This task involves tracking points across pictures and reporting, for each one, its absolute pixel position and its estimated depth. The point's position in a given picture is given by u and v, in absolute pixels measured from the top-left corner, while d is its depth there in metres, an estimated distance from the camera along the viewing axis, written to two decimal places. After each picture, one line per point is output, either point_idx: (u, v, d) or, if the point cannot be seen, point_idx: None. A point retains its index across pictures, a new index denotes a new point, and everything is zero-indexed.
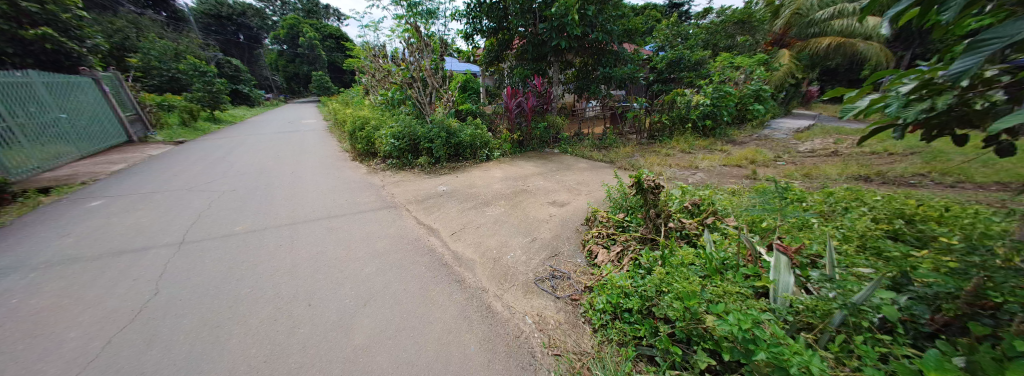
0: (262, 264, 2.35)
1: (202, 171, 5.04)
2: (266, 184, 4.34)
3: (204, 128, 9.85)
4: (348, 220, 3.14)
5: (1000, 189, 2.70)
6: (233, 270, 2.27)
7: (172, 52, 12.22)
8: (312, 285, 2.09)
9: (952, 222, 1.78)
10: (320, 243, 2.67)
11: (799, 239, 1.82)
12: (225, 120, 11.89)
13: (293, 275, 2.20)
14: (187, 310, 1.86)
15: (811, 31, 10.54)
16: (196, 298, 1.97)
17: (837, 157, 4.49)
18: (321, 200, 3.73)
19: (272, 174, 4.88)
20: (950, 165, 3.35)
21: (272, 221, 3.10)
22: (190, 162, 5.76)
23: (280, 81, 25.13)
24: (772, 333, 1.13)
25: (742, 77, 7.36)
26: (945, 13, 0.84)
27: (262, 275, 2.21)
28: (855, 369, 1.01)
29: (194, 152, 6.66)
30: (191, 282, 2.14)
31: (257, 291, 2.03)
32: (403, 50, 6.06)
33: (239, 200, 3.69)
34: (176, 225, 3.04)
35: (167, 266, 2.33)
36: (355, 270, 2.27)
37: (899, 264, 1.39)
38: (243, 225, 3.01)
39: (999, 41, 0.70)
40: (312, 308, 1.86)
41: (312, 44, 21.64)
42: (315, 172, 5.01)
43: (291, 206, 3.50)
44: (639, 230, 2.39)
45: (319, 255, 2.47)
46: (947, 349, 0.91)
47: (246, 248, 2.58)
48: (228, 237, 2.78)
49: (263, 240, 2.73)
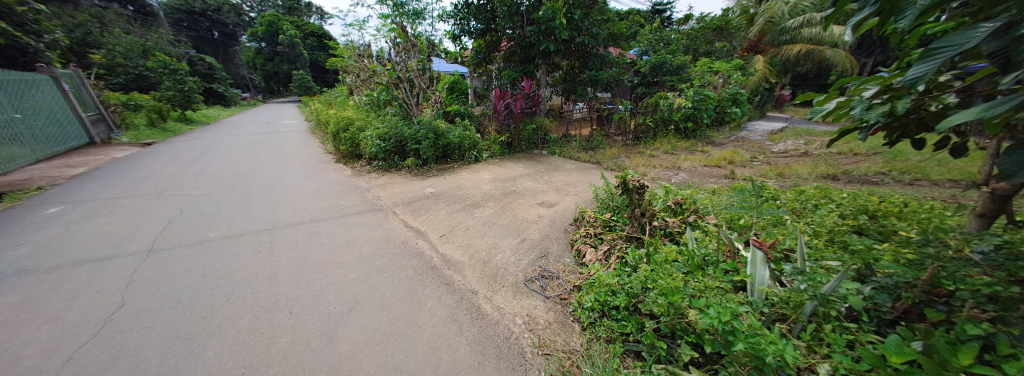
0: (236, 272, 2.26)
1: (172, 174, 4.81)
2: (244, 187, 4.19)
3: (175, 129, 9.39)
4: (332, 224, 3.07)
5: (952, 186, 2.93)
6: (206, 278, 2.19)
7: (141, 49, 11.62)
8: (294, 292, 2.03)
9: (909, 217, 1.93)
10: (302, 248, 2.61)
11: (774, 235, 1.91)
12: (199, 121, 11.38)
13: (272, 282, 2.14)
14: (157, 322, 1.78)
15: (783, 38, 11.23)
16: (167, 309, 1.88)
17: (808, 157, 4.74)
18: (302, 203, 3.63)
19: (250, 177, 4.71)
20: (909, 164, 3.60)
21: (250, 226, 3.01)
22: (160, 164, 5.50)
23: (258, 80, 24.29)
24: (750, 324, 1.18)
25: (721, 81, 7.70)
26: (902, 21, 0.86)
27: (239, 283, 2.14)
28: (826, 355, 1.09)
29: (162, 154, 6.32)
30: (160, 293, 2.03)
31: (234, 300, 1.97)
32: (390, 50, 5.99)
33: (214, 205, 3.55)
34: (144, 232, 2.89)
35: (134, 276, 2.22)
36: (340, 276, 2.21)
37: (863, 256, 1.49)
38: (218, 231, 2.90)
39: (951, 48, 0.73)
40: (292, 316, 1.81)
41: (293, 42, 20.69)
42: (296, 174, 4.87)
43: (270, 211, 3.39)
44: (626, 229, 2.44)
45: (300, 261, 2.40)
46: (906, 334, 0.99)
47: (221, 255, 2.49)
48: (202, 244, 2.67)
49: (240, 246, 2.64)
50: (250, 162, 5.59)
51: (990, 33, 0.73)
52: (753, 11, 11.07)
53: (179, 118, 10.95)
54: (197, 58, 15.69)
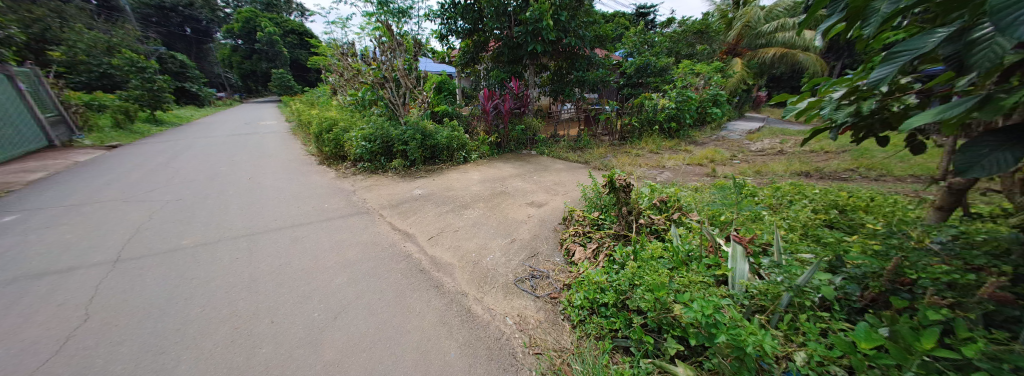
0: (212, 281, 2.17)
1: (140, 179, 4.58)
2: (219, 192, 4.03)
3: (143, 131, 8.90)
4: (315, 229, 3.00)
5: (914, 181, 3.13)
6: (179, 288, 2.10)
7: (105, 46, 10.98)
8: (275, 300, 1.97)
9: (875, 211, 2.05)
10: (284, 253, 2.54)
11: (752, 230, 1.99)
12: (170, 121, 10.84)
13: (252, 290, 2.07)
14: (126, 336, 1.69)
15: (759, 42, 11.63)
16: (137, 322, 1.79)
17: (783, 155, 4.96)
18: (283, 207, 3.52)
19: (227, 180, 4.53)
20: (874, 161, 3.82)
21: (227, 232, 2.89)
22: (128, 168, 5.22)
23: (234, 78, 23.31)
24: (731, 316, 1.23)
25: (702, 83, 7.97)
26: (866, 28, 0.90)
27: (216, 292, 2.06)
28: (802, 344, 1.14)
29: (130, 158, 6.00)
30: (129, 305, 1.93)
31: (211, 310, 1.89)
32: (375, 49, 5.89)
33: (188, 211, 3.41)
34: (110, 240, 2.74)
35: (100, 288, 2.10)
36: (324, 282, 2.16)
37: (834, 248, 1.58)
38: (192, 238, 2.78)
39: (910, 52, 0.77)
40: (273, 325, 1.76)
41: (272, 39, 19.97)
42: (277, 177, 4.72)
43: (248, 216, 3.27)
44: (613, 227, 2.48)
45: (281, 268, 2.33)
46: (874, 321, 1.05)
47: (196, 264, 2.38)
48: (174, 252, 2.55)
49: (216, 253, 2.54)
50: (226, 165, 5.37)
51: (943, 39, 0.78)
52: (731, 15, 11.48)
53: (148, 118, 10.39)
54: (167, 55, 14.95)
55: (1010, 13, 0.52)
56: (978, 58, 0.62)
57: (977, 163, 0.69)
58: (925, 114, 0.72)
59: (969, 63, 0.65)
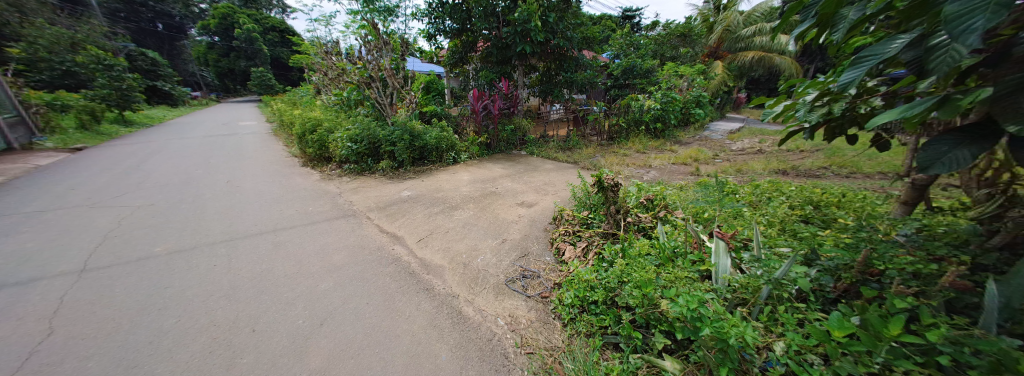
0: (188, 290, 2.08)
1: (108, 183, 4.34)
2: (196, 196, 3.88)
3: (111, 132, 8.45)
4: (299, 233, 2.93)
5: (881, 177, 3.31)
6: (152, 298, 2.00)
7: (69, 42, 10.37)
8: (257, 308, 1.92)
9: (846, 206, 2.15)
10: (265, 259, 2.47)
11: (734, 226, 2.07)
12: (140, 122, 10.33)
13: (232, 299, 2.00)
14: (94, 349, 1.60)
15: (738, 46, 12.03)
16: (107, 335, 1.70)
17: (762, 154, 5.16)
18: (264, 211, 3.42)
19: (203, 184, 4.36)
20: (845, 159, 4.02)
21: (204, 239, 2.79)
22: (94, 172, 4.94)
23: (211, 77, 22.41)
24: (715, 310, 1.28)
25: (685, 84, 8.19)
26: (835, 34, 0.96)
27: (193, 301, 1.98)
28: (781, 334, 1.20)
29: (97, 161, 5.69)
30: (97, 317, 1.83)
31: (188, 320, 1.82)
32: (360, 48, 5.79)
33: (161, 216, 3.26)
34: (74, 249, 2.59)
35: (64, 300, 1.98)
36: (308, 288, 2.11)
37: (809, 242, 1.65)
38: (166, 246, 2.66)
39: (875, 57, 0.82)
40: (256, 335, 1.71)
41: (252, 36, 19.28)
42: (258, 180, 4.58)
43: (227, 221, 3.16)
44: (602, 225, 2.53)
45: (262, 274, 2.27)
46: (847, 311, 1.11)
47: (171, 273, 2.28)
48: (147, 261, 2.43)
49: (192, 260, 2.45)
50: (202, 168, 5.17)
51: (904, 45, 0.84)
52: (712, 19, 11.85)
53: (116, 119, 9.86)
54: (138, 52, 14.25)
55: (963, 21, 0.56)
56: (937, 63, 0.67)
57: (936, 160, 0.74)
58: (887, 115, 0.78)
59: (928, 67, 0.69)
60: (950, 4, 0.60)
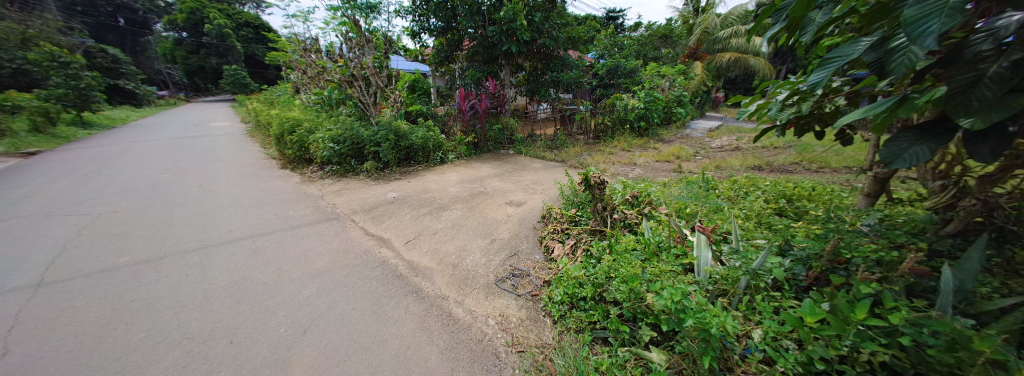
0: (158, 302, 1.98)
1: (66, 190, 4.08)
2: (165, 202, 3.69)
3: (68, 135, 7.88)
4: (278, 238, 2.84)
5: (847, 171, 3.52)
6: (119, 311, 1.89)
7: (18, 38, 9.59)
8: (235, 318, 1.85)
9: (816, 199, 2.28)
10: (243, 267, 2.38)
11: (714, 220, 2.15)
12: (102, 124, 9.69)
13: (208, 310, 1.92)
14: (54, 368, 1.49)
15: (716, 47, 12.49)
16: (69, 352, 1.59)
17: (739, 151, 5.38)
18: (240, 216, 3.30)
19: (173, 189, 4.15)
20: (815, 155, 4.25)
21: (175, 247, 2.66)
22: (49, 178, 4.62)
23: (181, 76, 21.27)
24: (697, 301, 1.32)
25: (666, 84, 8.44)
26: (804, 37, 1.01)
27: (165, 313, 1.89)
28: (758, 321, 1.26)
29: (53, 166, 5.31)
30: (57, 334, 1.71)
31: (160, 333, 1.73)
32: (342, 45, 5.63)
33: (127, 225, 3.09)
34: (29, 262, 2.42)
35: (18, 316, 1.84)
36: (290, 295, 2.06)
37: (783, 234, 1.75)
38: (133, 256, 2.52)
39: (840, 59, 0.88)
40: (235, 345, 1.64)
41: (224, 32, 18.37)
42: (233, 184, 4.40)
43: (199, 227, 3.03)
44: (590, 223, 2.58)
45: (240, 283, 2.19)
46: (818, 297, 1.18)
47: (139, 284, 2.17)
48: (111, 272, 2.30)
49: (163, 270, 2.33)
50: (172, 172, 4.92)
51: (866, 47, 0.90)
52: (692, 21, 12.22)
53: (75, 120, 9.21)
54: (97, 49, 13.33)
55: (920, 24, 0.61)
56: (895, 63, 0.72)
57: (898, 155, 0.80)
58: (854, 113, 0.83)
59: (888, 68, 0.75)
60: (908, 8, 0.65)
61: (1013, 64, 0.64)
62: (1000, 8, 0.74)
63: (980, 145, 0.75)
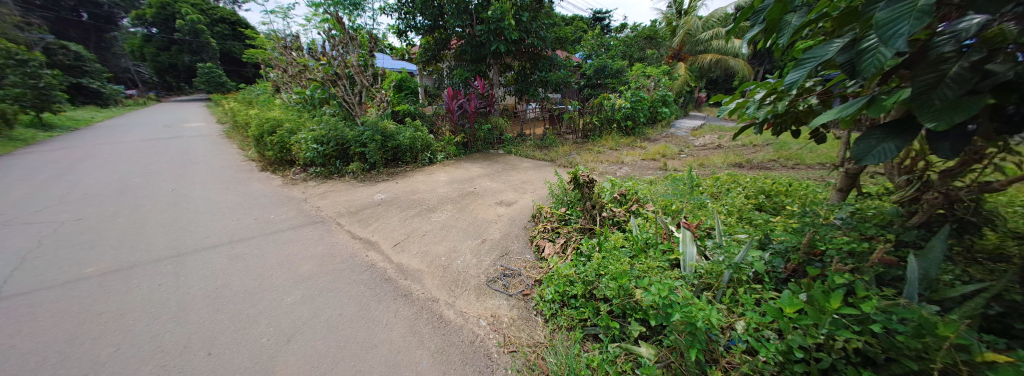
0: (129, 315, 1.88)
1: (24, 197, 3.82)
2: (135, 208, 3.51)
3: (27, 138, 7.38)
4: (259, 244, 2.75)
5: (820, 167, 3.69)
6: (85, 325, 1.79)
7: None
8: (214, 329, 1.78)
9: (793, 194, 2.38)
10: (221, 275, 2.30)
11: (698, 216, 2.22)
12: (64, 126, 9.12)
13: (184, 322, 1.83)
14: None
15: (699, 49, 12.83)
16: (29, 371, 1.49)
17: (721, 149, 5.55)
18: (217, 222, 3.18)
19: (145, 194, 3.95)
20: (791, 152, 4.43)
21: (147, 256, 2.54)
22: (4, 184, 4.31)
23: (152, 74, 20.23)
24: (683, 295, 1.37)
25: (652, 84, 8.62)
26: (781, 38, 1.05)
27: (136, 326, 1.79)
28: (741, 313, 1.31)
29: (10, 171, 4.97)
30: (14, 352, 1.60)
31: (131, 347, 1.64)
32: (324, 43, 5.50)
33: (93, 233, 2.92)
34: None
35: None
36: (273, 303, 1.99)
37: (763, 228, 1.82)
38: (99, 266, 2.39)
39: (814, 60, 0.91)
40: (215, 357, 1.58)
41: (198, 29, 17.53)
42: (209, 187, 4.23)
43: (173, 234, 2.90)
44: (579, 221, 2.61)
45: (219, 292, 2.11)
46: (796, 289, 1.24)
47: (106, 296, 2.05)
48: (75, 284, 2.17)
49: (133, 281, 2.22)
50: (143, 176, 4.68)
51: (839, 49, 0.94)
52: (675, 22, 12.50)
53: (33, 122, 8.63)
54: (57, 45, 12.52)
55: (890, 27, 0.65)
56: (866, 64, 0.77)
57: (869, 152, 0.85)
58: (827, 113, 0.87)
59: (859, 69, 0.79)
60: (879, 12, 0.68)
61: (972, 66, 0.69)
62: (959, 12, 0.79)
63: (942, 142, 0.80)
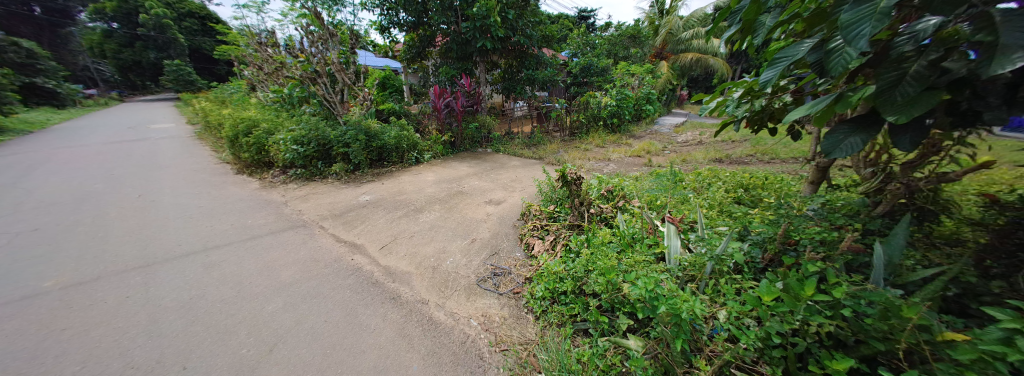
0: (94, 330, 1.78)
1: None
2: (98, 216, 3.31)
3: None
4: (237, 250, 2.65)
5: (793, 161, 3.88)
6: (45, 343, 1.68)
7: None
8: (190, 341, 1.71)
9: (769, 188, 2.50)
10: (196, 284, 2.20)
11: (681, 210, 2.29)
12: (14, 128, 8.43)
13: (156, 335, 1.75)
14: None
15: (680, 48, 13.15)
16: None
17: (702, 145, 5.73)
18: (190, 228, 3.03)
19: (108, 201, 3.72)
20: (767, 147, 4.63)
21: (112, 267, 2.40)
22: None
23: (113, 72, 18.95)
24: (668, 288, 1.40)
25: (635, 82, 8.77)
26: (756, 39, 1.10)
27: (103, 342, 1.70)
28: (723, 303, 1.36)
29: None
30: None
31: (99, 364, 1.55)
32: (302, 38, 5.32)
33: (51, 243, 2.73)
34: None
35: None
36: (253, 312, 1.93)
37: (742, 221, 1.90)
38: (59, 279, 2.24)
39: (787, 59, 0.96)
40: (191, 371, 1.52)
41: (164, 24, 16.51)
42: (180, 192, 4.03)
43: (142, 243, 2.75)
44: (568, 218, 2.64)
45: (194, 302, 2.02)
46: (773, 277, 1.29)
47: (67, 311, 1.93)
48: (31, 300, 2.03)
49: (98, 294, 2.09)
50: (106, 182, 4.39)
51: (809, 48, 0.99)
52: (658, 21, 12.75)
53: None
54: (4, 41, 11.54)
55: (854, 28, 0.69)
56: (833, 63, 0.81)
57: (836, 146, 0.90)
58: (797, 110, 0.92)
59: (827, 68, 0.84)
60: (844, 14, 0.72)
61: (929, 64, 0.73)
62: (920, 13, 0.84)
63: (903, 135, 0.86)
